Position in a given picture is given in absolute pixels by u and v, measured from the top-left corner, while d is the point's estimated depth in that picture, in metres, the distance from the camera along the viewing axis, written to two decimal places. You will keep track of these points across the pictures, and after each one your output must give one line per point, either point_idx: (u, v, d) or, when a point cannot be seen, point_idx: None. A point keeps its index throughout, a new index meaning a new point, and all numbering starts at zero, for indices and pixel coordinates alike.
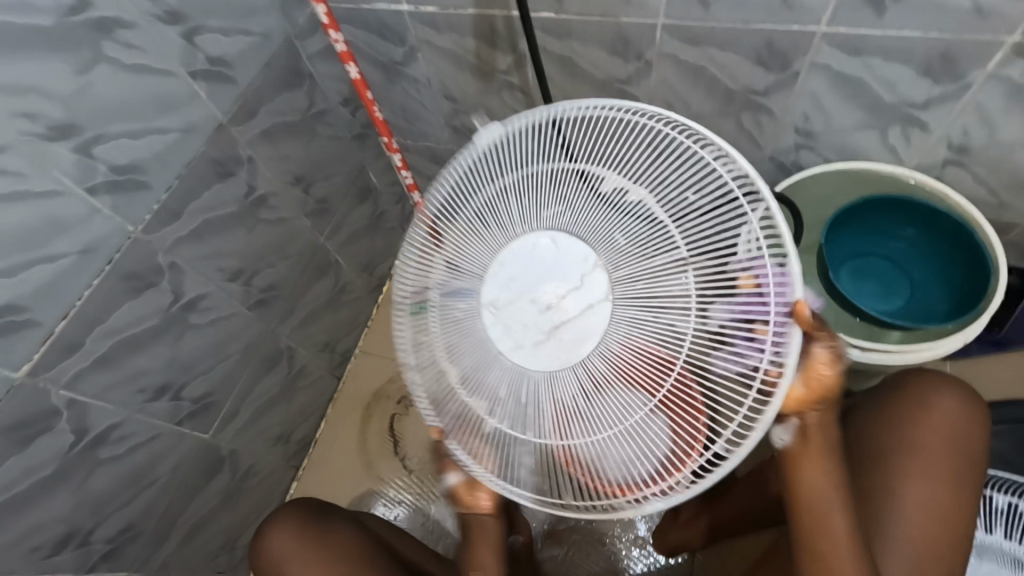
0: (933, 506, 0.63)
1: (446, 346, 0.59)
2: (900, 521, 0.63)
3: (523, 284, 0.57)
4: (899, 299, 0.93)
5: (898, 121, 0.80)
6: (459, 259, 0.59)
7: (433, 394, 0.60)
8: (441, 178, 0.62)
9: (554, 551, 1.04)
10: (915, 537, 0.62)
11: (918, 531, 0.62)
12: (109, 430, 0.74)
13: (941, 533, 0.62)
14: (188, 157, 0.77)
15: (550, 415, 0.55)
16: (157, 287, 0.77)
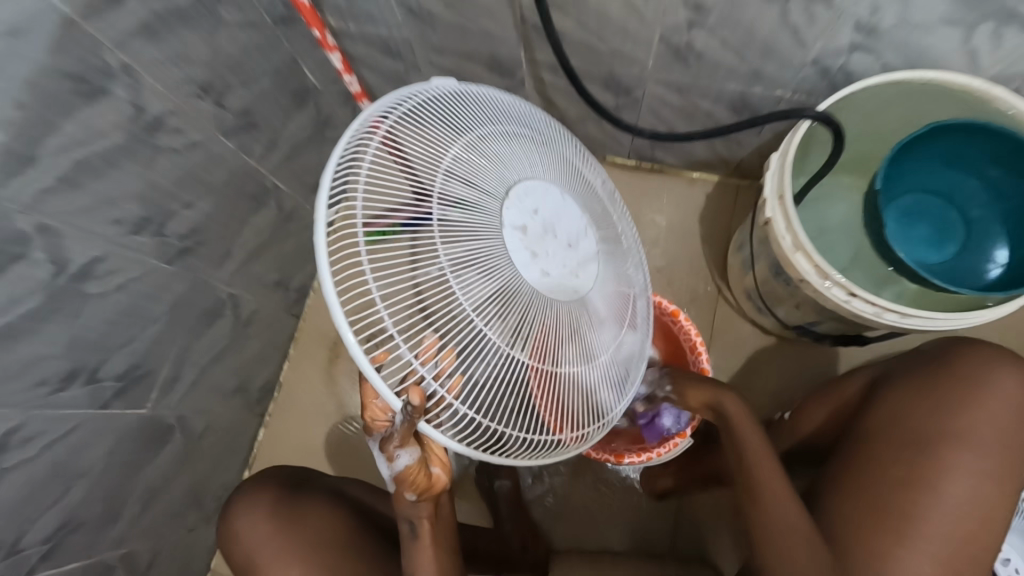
0: (977, 497, 0.58)
1: (467, 266, 0.56)
2: (939, 514, 0.58)
3: (546, 217, 0.62)
4: (951, 247, 0.85)
5: (995, 16, 0.61)
6: (466, 206, 0.58)
7: (437, 329, 0.55)
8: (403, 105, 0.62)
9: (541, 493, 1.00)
10: (954, 529, 0.58)
11: (958, 523, 0.58)
12: (9, 435, 0.61)
13: (981, 525, 0.58)
14: (25, 76, 0.54)
15: (569, 349, 0.63)
16: (29, 258, 0.59)
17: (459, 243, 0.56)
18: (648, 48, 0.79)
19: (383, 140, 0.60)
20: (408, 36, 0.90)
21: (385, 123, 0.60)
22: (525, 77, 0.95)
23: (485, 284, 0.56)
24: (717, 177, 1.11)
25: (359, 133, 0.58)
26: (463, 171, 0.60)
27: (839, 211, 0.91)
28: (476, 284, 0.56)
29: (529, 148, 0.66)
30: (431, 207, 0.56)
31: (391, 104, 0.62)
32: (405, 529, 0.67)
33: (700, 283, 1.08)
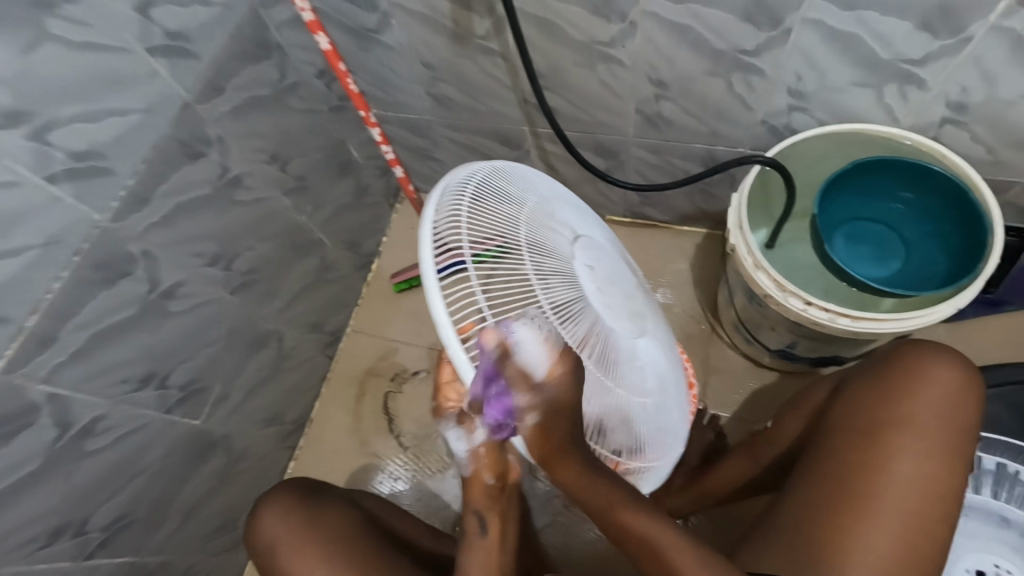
0: (927, 479, 0.62)
1: (567, 305, 0.55)
2: (891, 496, 0.61)
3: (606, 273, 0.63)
4: (897, 262, 0.95)
5: (894, 78, 0.77)
6: (553, 249, 0.58)
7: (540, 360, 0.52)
8: (471, 173, 0.58)
9: (548, 520, 1.06)
10: (909, 511, 0.61)
11: (910, 504, 0.61)
12: (95, 422, 0.73)
13: (933, 507, 0.61)
14: (153, 139, 0.73)
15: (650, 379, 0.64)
16: (132, 276, 0.74)
17: (551, 273, 0.55)
18: (626, 118, 0.96)
19: (474, 192, 0.56)
20: (435, 117, 1.10)
21: (477, 178, 0.58)
22: (529, 148, 1.12)
23: (576, 320, 0.55)
24: (704, 230, 1.22)
25: (454, 182, 0.55)
26: (552, 219, 0.61)
27: (804, 253, 0.95)
28: (560, 292, 0.55)
29: (579, 207, 0.69)
30: (520, 244, 0.55)
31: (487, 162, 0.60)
32: (472, 527, 0.64)
33: (694, 322, 1.16)
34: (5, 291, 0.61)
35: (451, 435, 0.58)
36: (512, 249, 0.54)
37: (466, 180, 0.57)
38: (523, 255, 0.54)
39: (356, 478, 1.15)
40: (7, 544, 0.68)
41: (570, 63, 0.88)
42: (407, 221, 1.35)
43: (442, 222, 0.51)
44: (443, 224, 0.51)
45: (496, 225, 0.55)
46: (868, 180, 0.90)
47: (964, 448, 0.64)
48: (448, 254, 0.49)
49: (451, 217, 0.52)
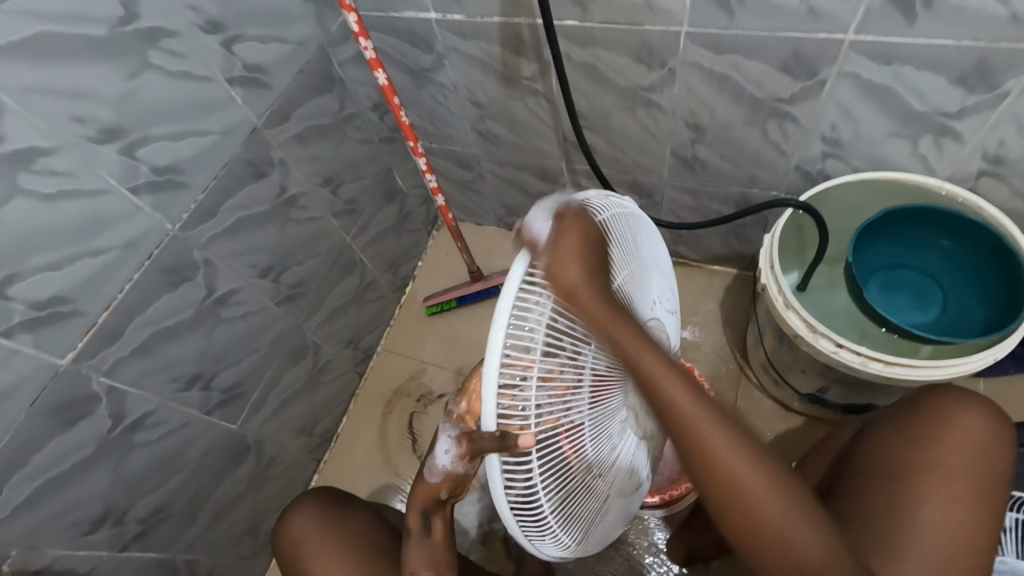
0: (958, 527, 0.60)
1: (597, 401, 0.50)
2: (922, 542, 0.60)
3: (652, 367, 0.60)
4: (935, 309, 0.93)
5: (931, 129, 0.78)
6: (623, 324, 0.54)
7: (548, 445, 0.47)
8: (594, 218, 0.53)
9: (569, 564, 1.02)
10: (939, 558, 0.59)
11: (940, 550, 0.59)
12: (144, 417, 0.78)
13: (965, 553, 0.59)
14: (223, 159, 0.80)
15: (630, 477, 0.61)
16: (192, 282, 0.80)
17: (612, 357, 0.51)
18: (662, 158, 0.99)
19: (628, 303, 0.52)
20: (478, 151, 1.16)
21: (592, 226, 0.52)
22: (566, 183, 1.16)
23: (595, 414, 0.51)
24: (735, 270, 1.22)
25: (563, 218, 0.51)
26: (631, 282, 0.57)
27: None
28: (600, 389, 0.51)
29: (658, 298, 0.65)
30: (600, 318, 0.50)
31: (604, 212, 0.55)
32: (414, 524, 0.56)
33: (721, 362, 1.15)
34: (86, 288, 0.67)
35: (440, 445, 0.50)
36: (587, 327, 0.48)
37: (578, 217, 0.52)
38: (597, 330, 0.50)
39: (378, 495, 1.16)
40: (53, 528, 0.72)
41: (611, 106, 0.92)
42: (443, 248, 1.40)
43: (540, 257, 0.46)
44: (542, 264, 0.46)
45: (591, 285, 0.49)
46: (903, 228, 0.91)
47: (995, 496, 0.62)
48: (532, 299, 0.44)
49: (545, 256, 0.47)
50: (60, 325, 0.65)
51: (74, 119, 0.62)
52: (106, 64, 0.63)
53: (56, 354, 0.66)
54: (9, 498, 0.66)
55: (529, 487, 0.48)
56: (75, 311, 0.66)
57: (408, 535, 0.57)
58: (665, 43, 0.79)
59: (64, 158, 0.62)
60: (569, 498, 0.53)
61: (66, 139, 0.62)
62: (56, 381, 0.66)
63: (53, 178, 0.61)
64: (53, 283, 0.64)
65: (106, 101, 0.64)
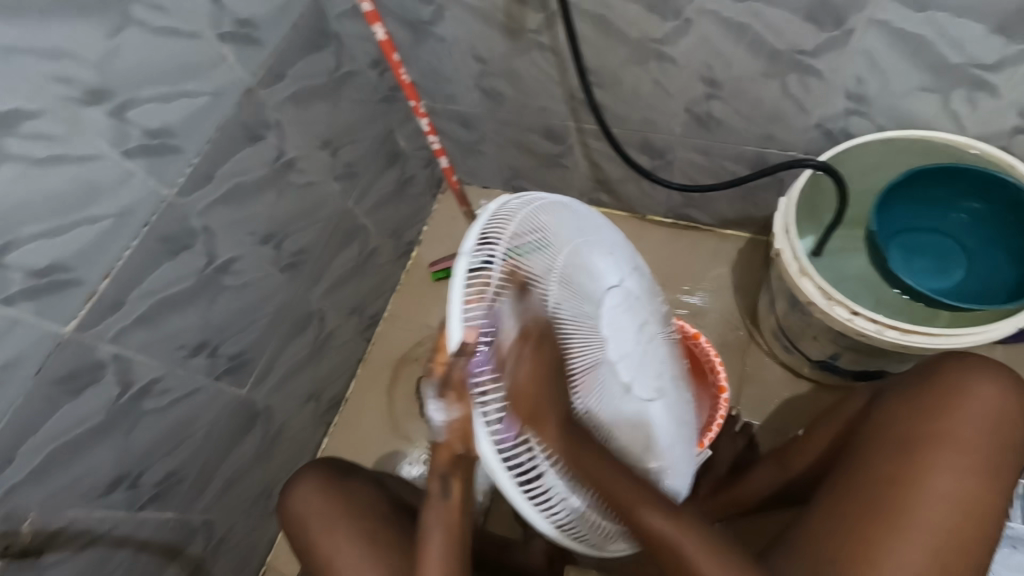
0: (965, 496, 0.59)
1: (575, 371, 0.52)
2: (926, 511, 0.59)
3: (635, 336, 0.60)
4: (957, 273, 0.90)
5: (964, 84, 0.73)
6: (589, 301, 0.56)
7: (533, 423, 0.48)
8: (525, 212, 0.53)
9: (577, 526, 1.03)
10: (943, 527, 0.58)
11: (945, 520, 0.58)
12: (152, 384, 0.79)
13: (971, 523, 0.59)
14: (218, 121, 0.77)
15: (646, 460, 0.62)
16: (192, 249, 0.78)
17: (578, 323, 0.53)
18: (675, 117, 0.94)
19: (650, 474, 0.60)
20: (482, 111, 1.11)
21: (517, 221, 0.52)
22: (574, 145, 1.11)
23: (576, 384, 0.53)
24: (747, 234, 1.18)
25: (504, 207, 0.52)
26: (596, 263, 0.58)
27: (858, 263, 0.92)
28: (573, 345, 0.53)
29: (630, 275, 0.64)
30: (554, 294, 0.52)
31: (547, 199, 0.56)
32: (435, 487, 0.60)
33: (731, 328, 1.13)
34: (84, 257, 0.66)
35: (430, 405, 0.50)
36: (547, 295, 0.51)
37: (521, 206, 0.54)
38: (556, 307, 0.52)
39: (386, 460, 1.18)
40: (69, 491, 0.74)
41: (621, 61, 0.87)
42: (447, 213, 1.38)
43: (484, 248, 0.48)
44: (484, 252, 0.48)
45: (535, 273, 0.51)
46: (931, 189, 0.87)
47: (1004, 471, 0.61)
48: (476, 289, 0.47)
49: (490, 240, 0.49)
50: (59, 294, 0.65)
51: (58, 80, 0.59)
52: (87, 20, 0.60)
53: (58, 323, 0.65)
54: (24, 462, 0.67)
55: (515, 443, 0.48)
56: (75, 280, 0.66)
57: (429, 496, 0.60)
58: None
59: (50, 122, 0.60)
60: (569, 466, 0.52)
61: (50, 102, 0.59)
62: (61, 350, 0.66)
63: (39, 143, 0.59)
64: (50, 252, 0.63)
65: (90, 60, 0.61)
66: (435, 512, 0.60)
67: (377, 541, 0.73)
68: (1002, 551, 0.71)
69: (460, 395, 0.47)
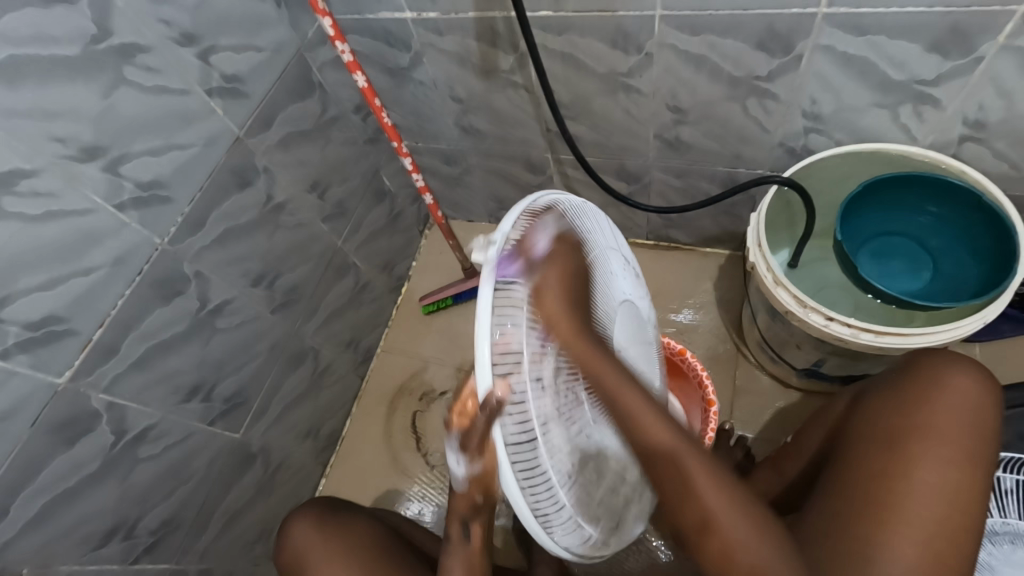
0: (951, 488, 0.60)
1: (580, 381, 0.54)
2: (914, 505, 0.60)
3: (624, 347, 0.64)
4: (924, 274, 0.94)
5: (910, 98, 0.78)
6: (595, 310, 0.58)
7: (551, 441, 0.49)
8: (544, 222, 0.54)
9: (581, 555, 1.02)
10: (934, 520, 0.59)
11: (935, 513, 0.59)
12: (146, 430, 0.79)
13: (960, 514, 0.60)
14: (208, 170, 0.80)
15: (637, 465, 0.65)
16: (185, 294, 0.80)
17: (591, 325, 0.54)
18: (647, 143, 0.99)
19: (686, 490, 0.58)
20: (464, 147, 1.16)
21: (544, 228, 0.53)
22: (554, 174, 1.16)
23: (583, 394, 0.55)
24: (727, 250, 1.22)
25: (531, 209, 0.53)
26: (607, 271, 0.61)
27: None
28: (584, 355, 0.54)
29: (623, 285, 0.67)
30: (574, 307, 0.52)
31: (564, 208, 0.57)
32: (457, 530, 0.62)
33: (719, 342, 1.16)
34: (79, 307, 0.67)
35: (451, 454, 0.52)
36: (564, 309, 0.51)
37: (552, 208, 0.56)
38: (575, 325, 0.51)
39: (385, 497, 1.17)
40: (64, 546, 0.73)
41: (591, 93, 0.92)
42: (436, 246, 1.41)
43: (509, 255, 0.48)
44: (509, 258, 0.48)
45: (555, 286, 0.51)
46: (891, 194, 0.91)
47: (985, 460, 0.62)
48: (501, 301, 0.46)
49: (520, 242, 0.50)
50: (55, 344, 0.66)
51: (53, 139, 0.62)
52: (81, 83, 0.63)
53: (54, 373, 0.66)
54: (17, 517, 0.67)
55: (537, 461, 0.48)
56: (70, 330, 0.67)
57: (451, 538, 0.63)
58: (639, 27, 0.79)
59: (47, 179, 0.62)
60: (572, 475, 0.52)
61: (47, 160, 0.62)
62: (56, 400, 0.67)
63: (36, 200, 0.62)
64: (46, 304, 0.64)
65: (84, 120, 0.64)
66: (457, 557, 0.62)
67: None
68: (1002, 548, 0.70)
69: (485, 440, 0.47)
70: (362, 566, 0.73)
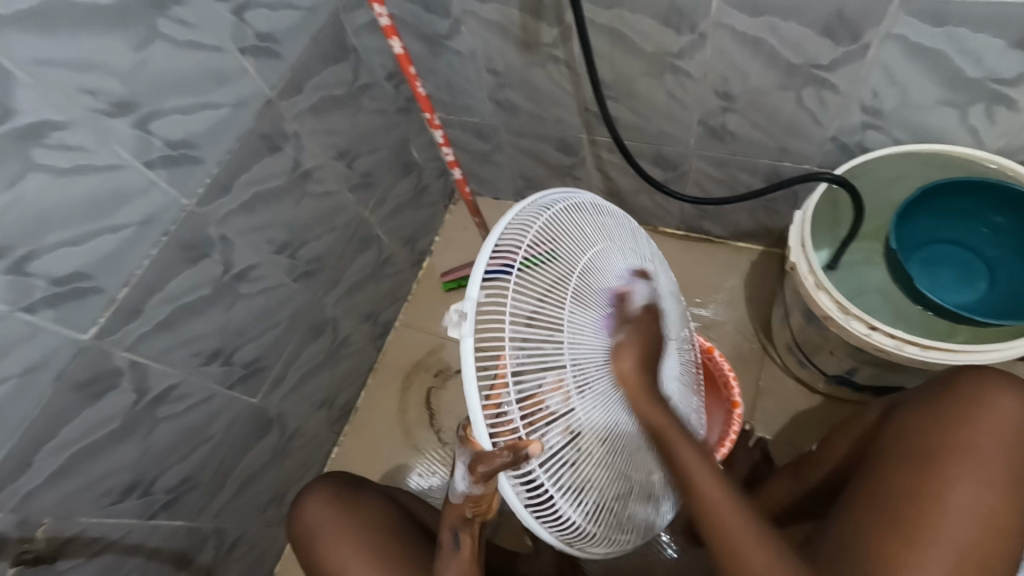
0: (986, 510, 0.58)
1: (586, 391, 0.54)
2: (946, 524, 0.57)
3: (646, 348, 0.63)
4: (979, 287, 0.90)
5: (983, 98, 0.73)
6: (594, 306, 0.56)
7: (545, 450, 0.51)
8: (532, 227, 0.55)
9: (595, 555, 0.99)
10: (966, 542, 0.57)
11: (968, 534, 0.57)
12: (167, 390, 0.79)
13: (994, 537, 0.57)
14: (238, 132, 0.78)
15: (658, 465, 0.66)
16: (210, 258, 0.79)
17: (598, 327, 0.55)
18: (689, 130, 0.94)
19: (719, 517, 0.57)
20: (496, 122, 1.12)
21: (533, 231, 0.55)
22: (587, 156, 1.12)
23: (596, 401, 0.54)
24: (762, 247, 1.18)
25: (523, 216, 0.55)
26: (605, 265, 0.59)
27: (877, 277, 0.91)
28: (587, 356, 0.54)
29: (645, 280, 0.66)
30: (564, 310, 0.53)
31: (554, 208, 0.58)
32: (446, 539, 0.60)
33: (745, 340, 1.12)
34: (105, 265, 0.67)
35: (457, 473, 0.53)
36: (555, 307, 0.53)
37: (533, 214, 0.56)
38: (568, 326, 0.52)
39: (396, 471, 1.17)
40: (85, 498, 0.74)
41: (636, 74, 0.88)
42: (459, 222, 1.38)
43: (498, 258, 0.52)
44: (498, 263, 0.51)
45: (547, 287, 0.53)
46: (951, 201, 0.86)
47: None
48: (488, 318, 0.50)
49: (507, 253, 0.52)
50: (81, 301, 0.66)
51: (85, 91, 0.60)
52: (115, 33, 0.61)
53: (79, 329, 0.66)
54: (42, 468, 0.68)
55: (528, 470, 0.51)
56: (96, 288, 0.67)
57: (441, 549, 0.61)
58: (695, 6, 0.74)
59: (77, 133, 0.61)
60: (585, 495, 0.56)
61: (77, 113, 0.60)
62: (80, 356, 0.67)
63: (67, 153, 0.60)
64: (73, 260, 0.64)
65: (117, 72, 0.62)
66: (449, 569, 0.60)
67: (381, 562, 0.72)
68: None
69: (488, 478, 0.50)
70: (373, 544, 0.74)
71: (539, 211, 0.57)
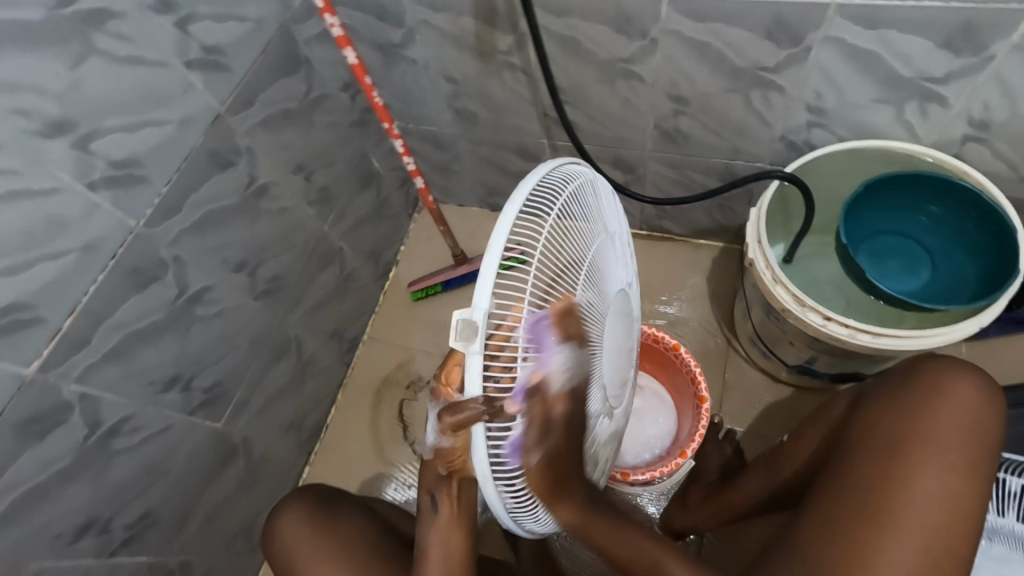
0: (948, 494, 0.61)
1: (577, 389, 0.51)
2: (913, 511, 0.60)
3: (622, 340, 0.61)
4: (922, 275, 0.95)
5: (916, 96, 0.77)
6: (591, 303, 0.52)
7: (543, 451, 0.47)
8: (542, 206, 0.47)
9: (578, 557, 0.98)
10: (932, 526, 0.60)
11: (933, 518, 0.60)
12: (122, 422, 0.75)
13: (956, 519, 0.60)
14: (186, 150, 0.75)
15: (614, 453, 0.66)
16: (162, 281, 0.76)
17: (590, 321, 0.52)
18: (645, 133, 0.96)
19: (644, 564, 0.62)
20: (456, 131, 1.12)
21: (543, 209, 0.47)
22: (548, 162, 1.13)
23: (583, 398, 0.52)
24: (721, 243, 1.21)
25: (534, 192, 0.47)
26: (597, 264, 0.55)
27: None
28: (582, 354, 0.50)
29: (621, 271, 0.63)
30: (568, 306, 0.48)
31: (561, 186, 0.51)
32: (424, 502, 0.59)
33: (709, 336, 1.15)
34: (46, 294, 0.63)
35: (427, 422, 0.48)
36: (563, 301, 0.47)
37: (545, 190, 0.48)
38: (570, 322, 0.48)
39: (371, 488, 1.15)
40: (33, 543, 0.70)
41: (592, 80, 0.89)
42: (424, 232, 1.37)
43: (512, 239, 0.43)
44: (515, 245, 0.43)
45: (557, 276, 0.47)
46: (892, 194, 0.91)
47: (984, 468, 0.63)
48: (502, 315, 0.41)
49: (520, 236, 0.44)
50: (21, 334, 0.62)
51: (17, 113, 0.57)
52: (46, 51, 0.58)
53: (21, 363, 0.63)
54: None
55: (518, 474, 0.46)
56: (37, 319, 0.63)
57: (421, 517, 0.61)
58: (644, 13, 0.76)
59: (8, 156, 0.57)
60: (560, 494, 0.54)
61: (7, 135, 0.57)
62: (22, 393, 0.63)
63: None
64: (11, 291, 0.60)
65: (50, 92, 0.59)
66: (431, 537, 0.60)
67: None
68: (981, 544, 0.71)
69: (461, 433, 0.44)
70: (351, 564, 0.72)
71: (548, 188, 0.49)
